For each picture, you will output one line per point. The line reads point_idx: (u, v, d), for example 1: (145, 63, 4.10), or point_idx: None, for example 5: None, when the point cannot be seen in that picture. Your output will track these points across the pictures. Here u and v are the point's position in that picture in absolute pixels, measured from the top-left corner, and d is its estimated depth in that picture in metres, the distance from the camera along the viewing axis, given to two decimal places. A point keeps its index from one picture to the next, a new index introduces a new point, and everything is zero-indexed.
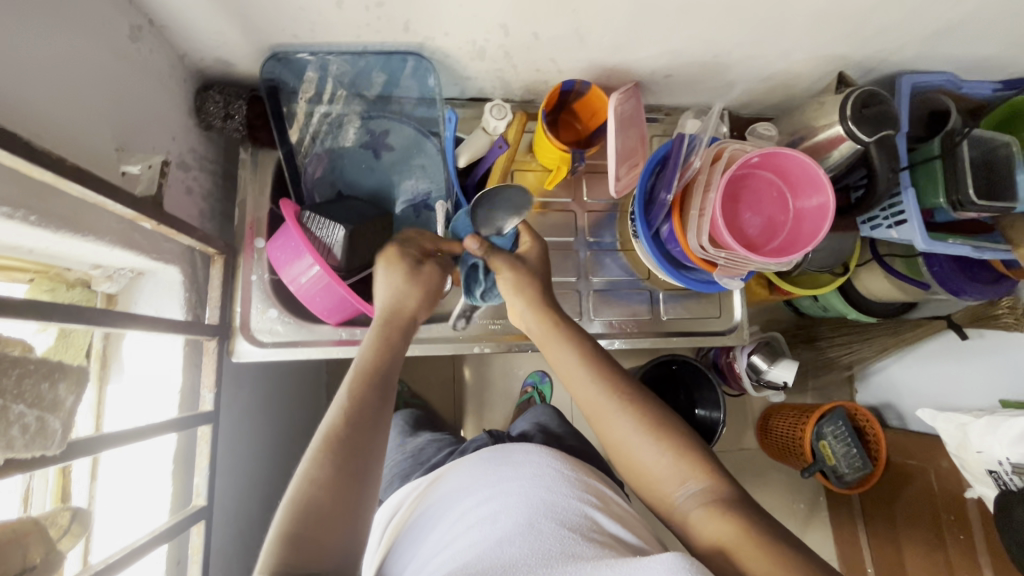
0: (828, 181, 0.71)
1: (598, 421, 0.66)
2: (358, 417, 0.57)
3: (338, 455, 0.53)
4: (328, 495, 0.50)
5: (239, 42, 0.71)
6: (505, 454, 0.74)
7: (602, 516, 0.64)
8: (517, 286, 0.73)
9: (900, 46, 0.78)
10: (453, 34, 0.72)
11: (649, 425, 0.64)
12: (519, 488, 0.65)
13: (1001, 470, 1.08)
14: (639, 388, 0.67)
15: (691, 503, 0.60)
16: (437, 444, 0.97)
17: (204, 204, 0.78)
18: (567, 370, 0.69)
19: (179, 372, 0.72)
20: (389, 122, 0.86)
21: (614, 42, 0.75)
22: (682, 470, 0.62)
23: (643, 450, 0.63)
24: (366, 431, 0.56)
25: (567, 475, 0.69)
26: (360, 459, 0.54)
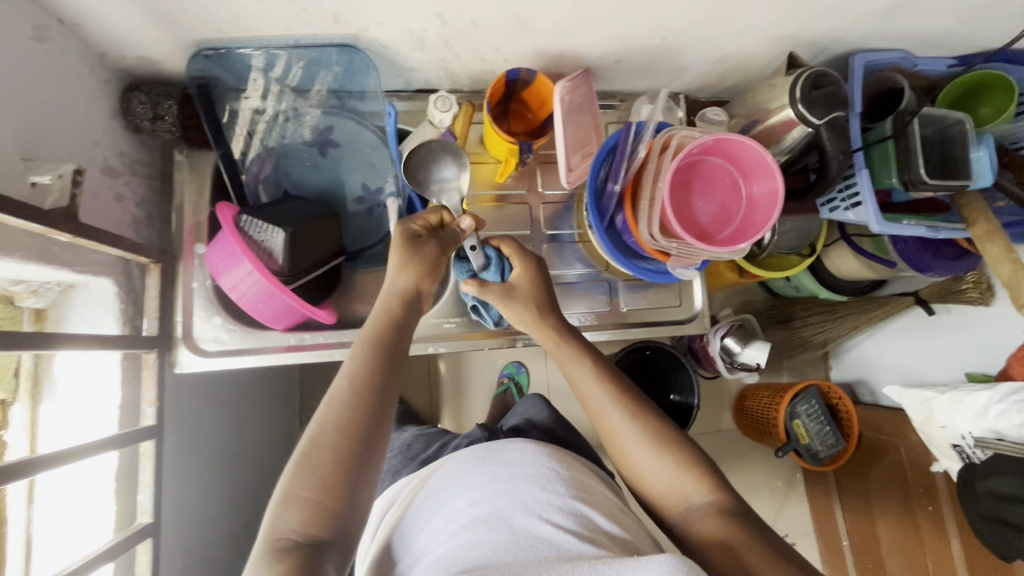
0: (776, 166, 0.70)
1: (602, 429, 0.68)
2: (353, 416, 0.56)
3: (331, 454, 0.54)
4: (322, 492, 0.52)
5: (160, 38, 0.67)
6: (497, 447, 0.70)
7: (594, 514, 0.62)
8: (520, 312, 0.73)
9: (850, 24, 0.76)
10: (387, 24, 0.68)
11: (656, 438, 0.65)
12: (512, 489, 0.62)
13: (964, 443, 1.09)
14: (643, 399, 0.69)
15: (696, 514, 0.62)
16: (426, 440, 0.94)
17: (138, 211, 0.75)
18: (579, 383, 0.70)
19: (116, 388, 0.69)
20: (331, 118, 0.85)
21: (557, 28, 0.72)
22: (685, 483, 0.63)
23: (645, 460, 0.65)
24: (359, 446, 0.55)
25: (560, 472, 0.67)
26: (354, 456, 0.54)
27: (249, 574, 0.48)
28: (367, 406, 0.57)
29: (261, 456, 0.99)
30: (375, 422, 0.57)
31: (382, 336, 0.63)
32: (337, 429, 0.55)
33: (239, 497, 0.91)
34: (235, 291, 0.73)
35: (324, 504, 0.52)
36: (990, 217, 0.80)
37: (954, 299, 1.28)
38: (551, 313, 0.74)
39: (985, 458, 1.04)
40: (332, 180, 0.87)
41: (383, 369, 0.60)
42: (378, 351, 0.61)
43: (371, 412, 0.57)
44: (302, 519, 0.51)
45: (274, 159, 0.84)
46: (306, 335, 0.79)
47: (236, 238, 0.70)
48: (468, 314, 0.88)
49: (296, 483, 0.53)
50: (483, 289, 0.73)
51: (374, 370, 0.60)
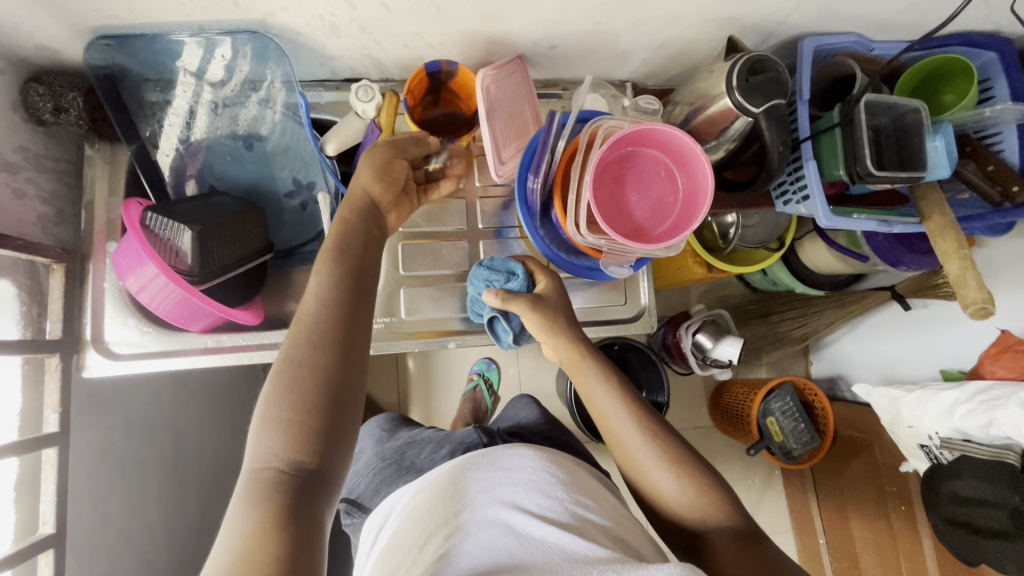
0: (706, 159, 0.66)
1: (620, 448, 0.67)
2: (327, 341, 0.54)
3: (314, 382, 0.52)
4: (302, 413, 0.51)
5: (52, 26, 0.63)
6: (495, 454, 0.69)
7: (593, 513, 0.61)
8: (546, 323, 0.73)
9: (794, 6, 0.71)
10: (293, 8, 0.65)
11: (672, 461, 0.64)
12: (516, 496, 0.61)
13: (932, 444, 1.05)
14: (663, 420, 0.68)
15: (712, 536, 0.61)
16: (426, 442, 0.89)
17: (44, 208, 0.72)
18: (596, 399, 0.69)
19: (17, 393, 0.66)
20: (253, 110, 0.80)
21: (478, 12, 0.68)
22: (703, 507, 0.62)
23: (666, 483, 0.63)
24: (333, 369, 0.53)
25: (560, 476, 0.65)
26: (331, 382, 0.53)
27: (236, 505, 0.48)
28: (335, 329, 0.55)
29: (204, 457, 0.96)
30: (344, 349, 0.55)
31: (347, 259, 0.60)
32: (309, 349, 0.53)
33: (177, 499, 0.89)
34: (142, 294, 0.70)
35: (305, 425, 0.51)
36: (946, 211, 0.76)
37: (930, 295, 1.24)
38: (567, 324, 0.73)
39: (951, 460, 1.01)
40: (263, 175, 0.84)
41: (348, 289, 0.58)
42: (341, 273, 0.58)
43: (339, 332, 0.55)
44: (284, 441, 0.50)
45: (198, 154, 0.80)
46: (225, 337, 0.76)
47: (139, 236, 0.67)
48: (399, 314, 0.84)
49: (277, 407, 0.51)
50: (506, 300, 0.74)
51: (336, 290, 0.57)
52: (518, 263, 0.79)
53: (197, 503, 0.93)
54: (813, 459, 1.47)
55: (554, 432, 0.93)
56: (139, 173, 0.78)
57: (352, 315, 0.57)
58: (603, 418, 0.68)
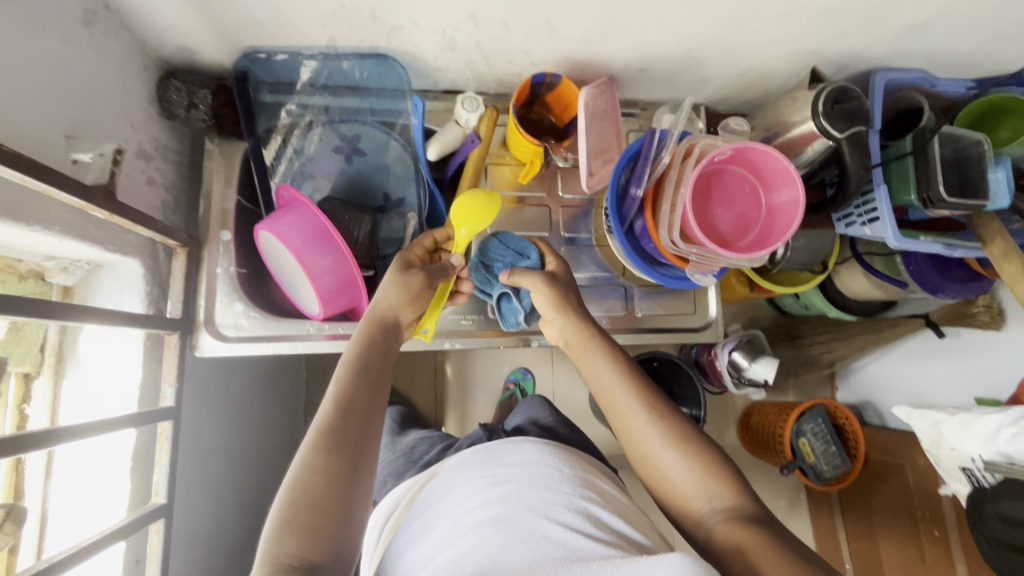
0: (797, 176, 0.71)
1: (622, 426, 0.69)
2: (347, 452, 0.54)
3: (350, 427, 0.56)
4: (318, 515, 0.50)
5: (200, 29, 0.69)
6: (497, 449, 0.70)
7: (601, 512, 0.61)
8: (557, 300, 0.76)
9: (872, 42, 0.77)
10: (421, 23, 0.70)
11: (675, 436, 0.65)
12: (519, 489, 0.62)
13: (974, 467, 1.08)
14: (663, 398, 0.69)
15: (716, 518, 0.61)
16: (428, 442, 0.93)
17: (166, 195, 0.76)
18: (597, 377, 0.72)
19: (139, 367, 0.69)
20: (359, 126, 0.87)
21: (585, 34, 0.74)
22: (709, 487, 0.62)
23: (671, 462, 0.65)
24: (363, 412, 0.58)
25: (563, 471, 0.66)
26: (344, 493, 0.52)
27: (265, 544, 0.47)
28: (344, 445, 0.54)
29: (264, 444, 0.97)
30: (356, 455, 0.54)
31: (365, 377, 0.62)
32: (323, 458, 0.53)
33: (244, 486, 0.90)
34: (301, 262, 0.73)
35: (322, 528, 0.49)
36: (1007, 237, 0.81)
37: (964, 324, 1.27)
38: (577, 306, 0.77)
39: (994, 482, 1.04)
40: (361, 189, 0.89)
41: (361, 406, 0.58)
42: (356, 387, 0.60)
43: (353, 442, 0.55)
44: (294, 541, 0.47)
45: (307, 163, 0.86)
46: (340, 326, 0.80)
47: (331, 225, 0.72)
48: (485, 312, 0.88)
49: (291, 509, 0.50)
50: (518, 275, 0.78)
51: (345, 403, 0.58)
52: (531, 245, 0.83)
53: (250, 494, 0.93)
54: (842, 485, 1.47)
55: (565, 430, 0.91)
56: (252, 171, 0.83)
57: (379, 379, 0.63)
58: (602, 395, 0.71)
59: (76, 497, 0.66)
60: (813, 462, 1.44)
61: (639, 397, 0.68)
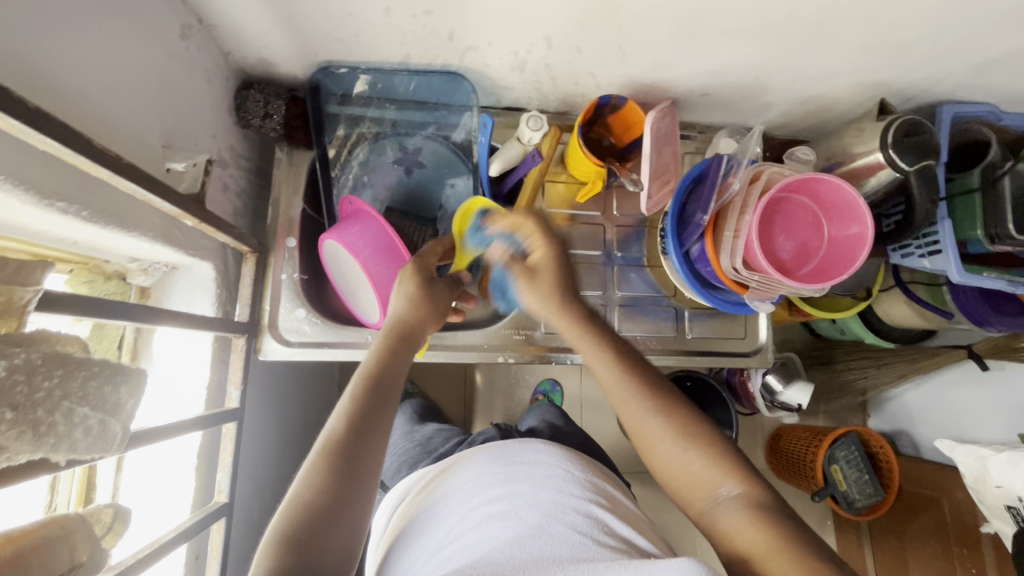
0: (866, 209, 0.70)
1: (638, 436, 0.64)
2: (342, 471, 0.52)
3: (358, 440, 0.55)
4: (311, 530, 0.49)
5: (284, 44, 0.71)
6: (511, 447, 0.70)
7: (611, 518, 0.60)
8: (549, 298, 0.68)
9: (943, 76, 0.77)
10: (496, 44, 0.72)
11: (679, 424, 0.61)
12: (528, 489, 0.62)
13: (1021, 506, 1.06)
14: (663, 380, 0.65)
15: (725, 507, 0.57)
16: (444, 435, 0.94)
17: (237, 201, 0.79)
18: (592, 361, 0.67)
19: (207, 368, 0.71)
20: (423, 139, 0.88)
21: (656, 59, 0.75)
22: (715, 475, 0.59)
23: (677, 454, 0.61)
24: (367, 420, 0.57)
25: (575, 475, 0.66)
26: (338, 504, 0.51)
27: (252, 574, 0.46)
28: (347, 464, 0.53)
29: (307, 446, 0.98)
30: (353, 474, 0.53)
31: (371, 387, 0.60)
32: (321, 479, 0.52)
33: None
34: (365, 270, 0.74)
35: (316, 542, 0.48)
36: None
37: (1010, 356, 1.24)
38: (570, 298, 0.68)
39: None
40: (419, 201, 0.92)
41: (362, 422, 0.56)
42: (364, 402, 0.58)
43: (352, 456, 0.54)
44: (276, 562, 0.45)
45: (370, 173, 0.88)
46: None
47: (396, 237, 0.74)
48: (536, 327, 0.89)
49: (286, 522, 0.49)
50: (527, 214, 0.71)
51: (352, 413, 0.57)
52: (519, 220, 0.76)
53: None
54: (874, 515, 1.45)
55: (577, 437, 0.92)
56: (317, 179, 0.85)
57: (389, 392, 0.60)
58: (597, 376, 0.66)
59: (146, 494, 0.68)
60: (845, 490, 1.42)
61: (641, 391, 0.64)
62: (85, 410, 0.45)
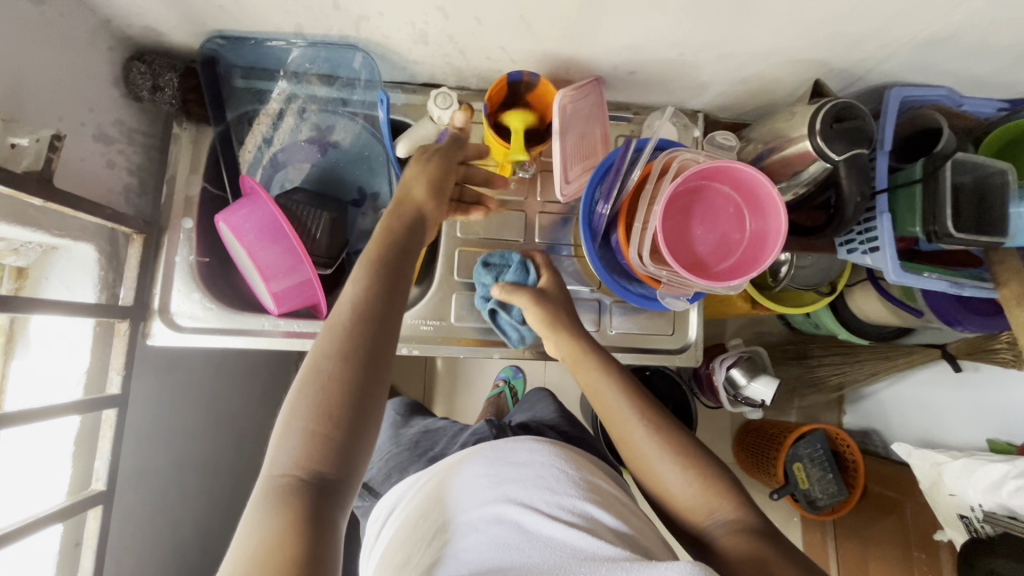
0: (782, 203, 0.65)
1: (631, 454, 0.67)
2: (359, 366, 0.52)
3: (356, 366, 0.52)
4: (326, 423, 0.50)
5: (163, 11, 0.67)
6: (503, 447, 0.67)
7: (603, 514, 0.58)
8: (546, 318, 0.76)
9: (887, 55, 0.70)
10: (388, 13, 0.66)
11: (676, 450, 0.64)
12: (521, 491, 0.59)
13: (972, 516, 1.01)
14: (664, 412, 0.68)
15: (719, 531, 0.59)
16: (434, 434, 0.90)
17: (129, 179, 0.75)
18: (598, 393, 0.71)
19: (86, 353, 0.69)
20: (333, 117, 0.84)
21: (566, 32, 0.69)
22: (710, 499, 0.61)
23: (669, 473, 0.64)
24: (371, 346, 0.53)
25: (568, 472, 0.63)
26: (347, 427, 0.50)
27: (252, 512, 0.46)
28: (360, 352, 0.52)
29: (228, 431, 0.96)
30: (371, 364, 0.52)
31: (368, 310, 0.55)
32: (334, 367, 0.51)
33: (200, 473, 0.89)
34: (251, 256, 0.71)
35: (328, 434, 0.49)
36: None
37: (984, 359, 1.13)
38: (567, 323, 0.76)
39: (992, 535, 0.97)
40: (334, 181, 0.87)
41: (380, 308, 0.55)
42: (363, 327, 0.54)
43: (360, 377, 0.52)
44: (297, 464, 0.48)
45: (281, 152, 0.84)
46: (298, 321, 0.79)
47: (283, 218, 0.69)
48: (447, 318, 0.85)
49: (296, 416, 0.50)
50: (510, 291, 0.77)
51: (354, 335, 0.53)
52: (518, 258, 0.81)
53: (210, 480, 0.92)
54: (837, 513, 1.40)
55: (570, 427, 0.88)
56: (220, 158, 0.82)
57: (388, 315, 0.55)
58: (604, 409, 0.70)
59: None
60: (807, 489, 1.37)
61: (638, 409, 0.68)
62: None
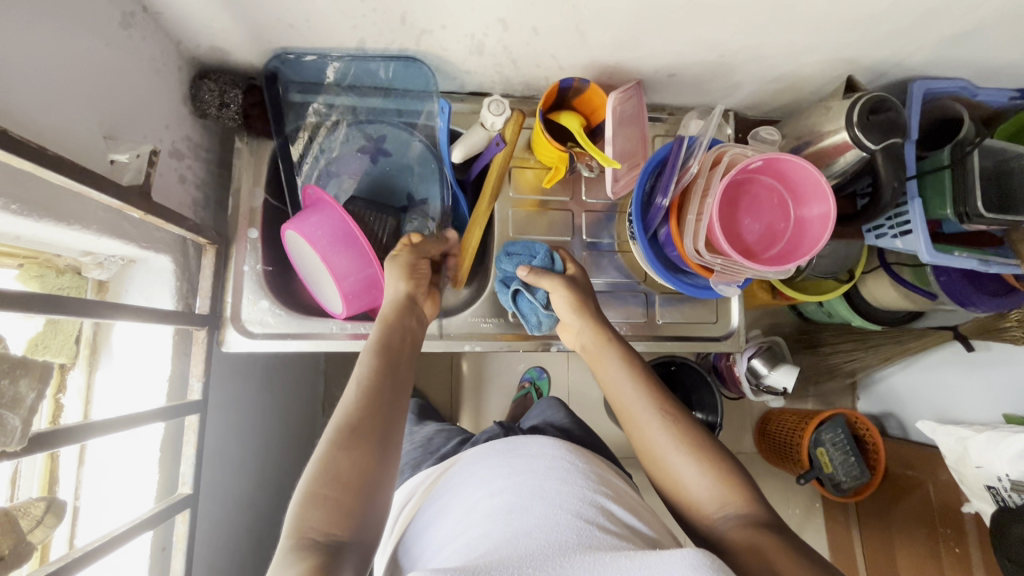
0: (830, 190, 0.69)
1: (644, 444, 0.67)
2: (378, 407, 0.58)
3: (377, 412, 0.58)
4: (342, 491, 0.51)
5: (235, 31, 0.70)
6: (515, 442, 0.67)
7: (614, 508, 0.57)
8: (577, 302, 0.77)
9: (913, 52, 0.75)
10: (451, 27, 0.70)
11: (690, 443, 0.64)
12: (530, 480, 0.58)
13: (1000, 486, 1.01)
14: (681, 409, 0.69)
15: (728, 524, 0.59)
16: (445, 435, 0.91)
17: (197, 193, 0.78)
18: (616, 386, 0.72)
19: (168, 361, 0.71)
20: (384, 127, 0.87)
21: (616, 39, 0.73)
22: (722, 494, 0.61)
23: (683, 467, 0.63)
24: (386, 402, 0.60)
25: (579, 466, 0.63)
26: (369, 473, 0.53)
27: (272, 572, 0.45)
28: (368, 434, 0.56)
29: (278, 438, 0.97)
30: (376, 440, 0.56)
31: (387, 364, 0.64)
32: (351, 414, 0.57)
33: (257, 479, 0.90)
34: (325, 261, 0.74)
35: (346, 503, 0.51)
36: None
37: (993, 337, 1.17)
38: (595, 310, 0.77)
39: (1021, 504, 0.97)
40: (385, 188, 0.91)
41: (383, 390, 0.60)
42: (381, 377, 0.61)
43: (379, 427, 0.57)
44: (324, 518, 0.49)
45: (336, 162, 0.87)
46: (361, 325, 0.81)
47: (355, 226, 0.72)
48: (504, 315, 0.88)
49: (320, 482, 0.51)
50: (538, 274, 0.79)
51: (371, 390, 0.60)
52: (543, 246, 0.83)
53: (265, 487, 0.93)
54: (859, 496, 1.38)
55: (583, 429, 0.87)
56: (279, 169, 0.85)
57: (401, 370, 0.64)
58: (620, 397, 0.71)
59: (107, 486, 0.68)
60: (831, 472, 1.35)
61: (651, 399, 0.69)
62: (17, 418, 0.47)
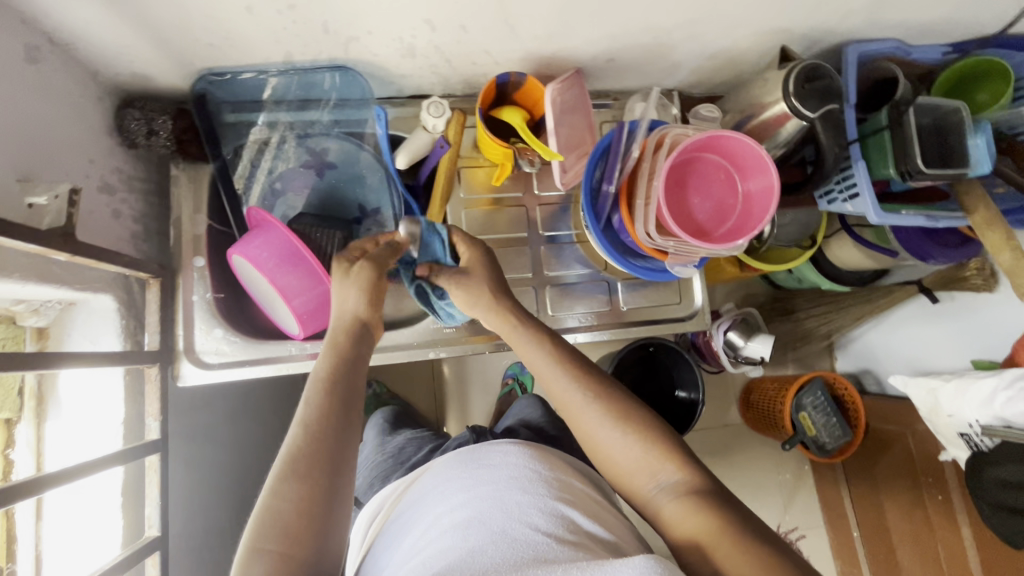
0: (770, 161, 0.69)
1: (577, 426, 0.65)
2: (328, 451, 0.54)
3: (324, 451, 0.54)
4: (288, 544, 0.49)
5: (153, 56, 0.67)
6: (479, 450, 0.66)
7: (574, 513, 0.58)
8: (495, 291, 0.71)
9: (842, 16, 0.76)
10: (377, 32, 0.68)
11: (617, 414, 0.63)
12: (491, 493, 0.58)
13: (972, 432, 1.02)
14: (605, 378, 0.66)
15: (666, 495, 0.59)
16: (416, 441, 0.91)
17: (136, 226, 0.76)
18: (534, 367, 0.67)
19: (121, 404, 0.69)
20: (325, 139, 0.85)
21: (547, 30, 0.72)
22: (654, 464, 0.61)
23: (613, 441, 0.62)
24: (335, 441, 0.55)
25: (543, 475, 0.62)
26: (320, 520, 0.50)
27: None
28: (317, 484, 0.52)
29: (252, 464, 0.94)
30: (331, 490, 0.52)
31: (333, 395, 0.58)
32: (290, 471, 0.52)
33: (231, 508, 0.87)
34: (275, 284, 0.72)
35: (292, 555, 0.48)
36: (990, 204, 0.79)
37: (958, 287, 1.20)
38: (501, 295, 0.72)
39: (993, 446, 0.98)
40: (335, 203, 0.88)
41: (336, 426, 0.56)
42: (328, 407, 0.57)
43: (326, 466, 0.53)
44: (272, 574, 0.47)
45: (282, 181, 0.85)
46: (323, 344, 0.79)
47: (300, 243, 0.71)
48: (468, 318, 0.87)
49: (263, 536, 0.49)
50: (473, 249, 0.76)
51: (314, 428, 0.55)
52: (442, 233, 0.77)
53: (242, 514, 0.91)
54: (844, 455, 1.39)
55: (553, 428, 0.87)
56: (220, 193, 0.82)
57: (351, 401, 0.58)
58: (545, 382, 0.66)
59: (71, 537, 0.66)
60: (814, 435, 1.36)
61: (576, 381, 0.64)
62: None
